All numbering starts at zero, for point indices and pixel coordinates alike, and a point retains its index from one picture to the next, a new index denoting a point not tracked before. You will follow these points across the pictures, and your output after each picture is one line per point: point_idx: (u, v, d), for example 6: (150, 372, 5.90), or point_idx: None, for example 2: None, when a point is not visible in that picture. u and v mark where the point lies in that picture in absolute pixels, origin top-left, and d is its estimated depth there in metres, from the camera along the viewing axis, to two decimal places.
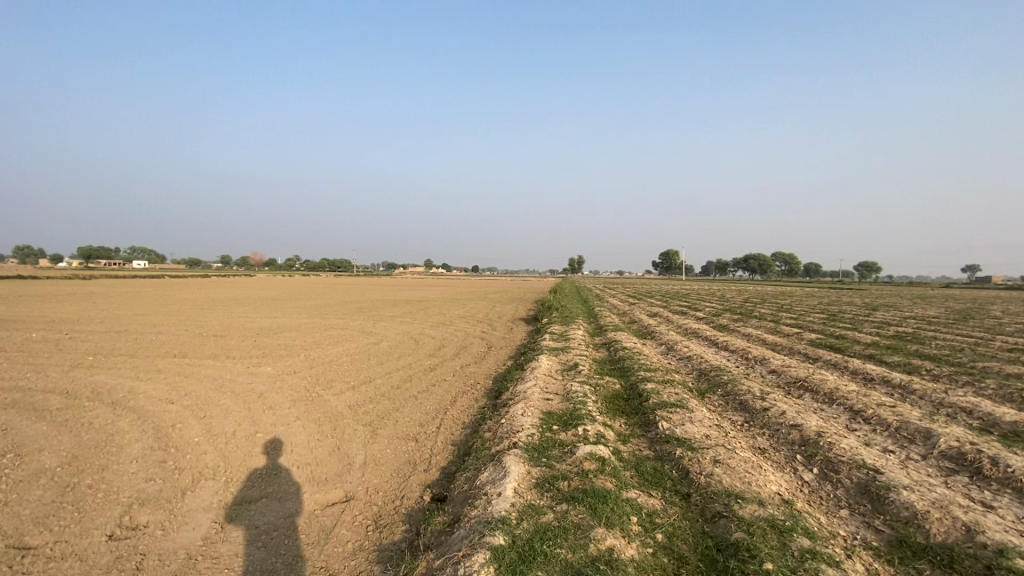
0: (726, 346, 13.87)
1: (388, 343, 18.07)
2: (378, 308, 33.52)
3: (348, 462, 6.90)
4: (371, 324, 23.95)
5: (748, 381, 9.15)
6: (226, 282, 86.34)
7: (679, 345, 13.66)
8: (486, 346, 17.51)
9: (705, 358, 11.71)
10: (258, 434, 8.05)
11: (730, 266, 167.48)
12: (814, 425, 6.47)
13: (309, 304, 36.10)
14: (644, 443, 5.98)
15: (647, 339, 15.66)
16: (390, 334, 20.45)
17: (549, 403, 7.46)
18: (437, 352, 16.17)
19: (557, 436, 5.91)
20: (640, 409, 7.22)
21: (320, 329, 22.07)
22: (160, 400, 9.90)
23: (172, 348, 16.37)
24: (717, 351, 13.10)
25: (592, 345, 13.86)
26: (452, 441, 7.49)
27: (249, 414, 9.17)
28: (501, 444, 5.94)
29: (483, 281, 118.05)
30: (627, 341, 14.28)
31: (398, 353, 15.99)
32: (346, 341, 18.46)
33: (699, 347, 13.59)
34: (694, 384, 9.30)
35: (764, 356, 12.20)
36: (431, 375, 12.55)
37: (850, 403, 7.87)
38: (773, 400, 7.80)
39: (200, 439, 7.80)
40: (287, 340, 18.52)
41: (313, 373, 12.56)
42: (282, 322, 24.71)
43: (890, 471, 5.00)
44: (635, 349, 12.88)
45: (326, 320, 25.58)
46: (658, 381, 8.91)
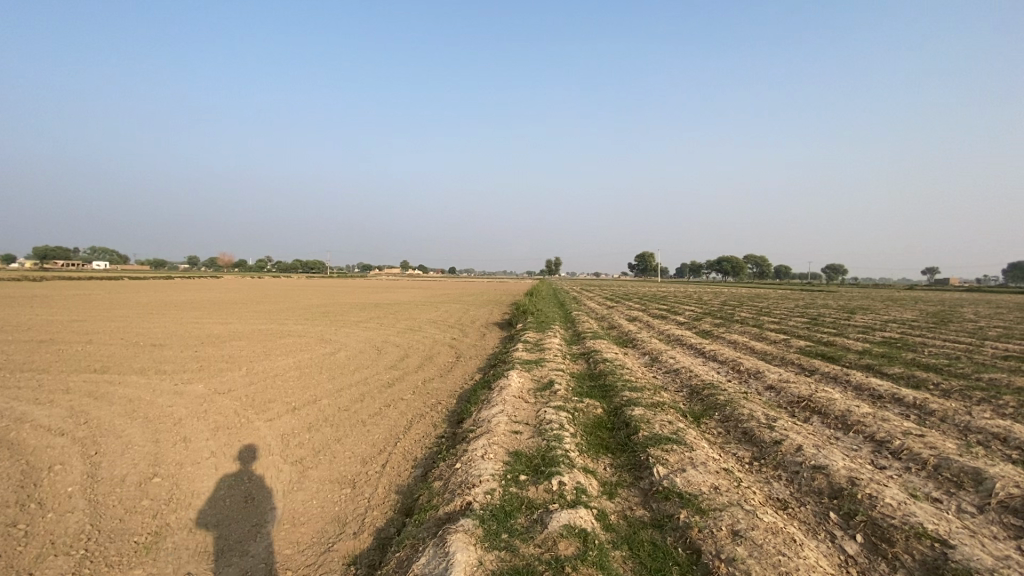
0: (714, 357, 12.70)
1: (346, 353, 16.44)
2: (343, 313, 31.62)
3: (260, 519, 5.43)
4: (332, 331, 22.19)
5: (748, 403, 7.92)
6: (188, 284, 82.31)
7: (663, 356, 12.43)
8: (453, 355, 16.06)
9: (694, 372, 10.49)
10: (154, 479, 6.46)
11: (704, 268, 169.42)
12: (841, 466, 5.24)
13: (270, 308, 33.98)
14: (636, 498, 4.65)
15: (628, 348, 14.41)
16: (350, 342, 18.82)
17: (517, 438, 6.07)
18: (398, 363, 14.65)
19: (524, 494, 4.53)
20: (628, 445, 5.88)
21: (274, 337, 20.24)
22: (48, 432, 8.17)
23: (96, 361, 14.43)
24: (704, 362, 11.93)
25: (569, 356, 12.54)
26: (396, 488, 6.03)
27: (155, 448, 7.54)
28: (451, 506, 4.52)
29: (459, 283, 116.39)
30: (606, 351, 12.98)
31: (355, 364, 14.43)
32: (300, 351, 16.76)
33: (685, 358, 12.39)
34: (686, 406, 8.03)
35: (757, 368, 11.06)
36: (387, 392, 11.05)
37: (869, 430, 6.70)
38: (782, 428, 6.59)
39: (76, 488, 6.18)
40: (232, 351, 16.71)
41: (250, 392, 10.93)
42: (235, 329, 22.75)
43: (961, 543, 3.76)
44: (616, 361, 11.60)
45: (283, 327, 23.69)
46: (646, 404, 7.60)
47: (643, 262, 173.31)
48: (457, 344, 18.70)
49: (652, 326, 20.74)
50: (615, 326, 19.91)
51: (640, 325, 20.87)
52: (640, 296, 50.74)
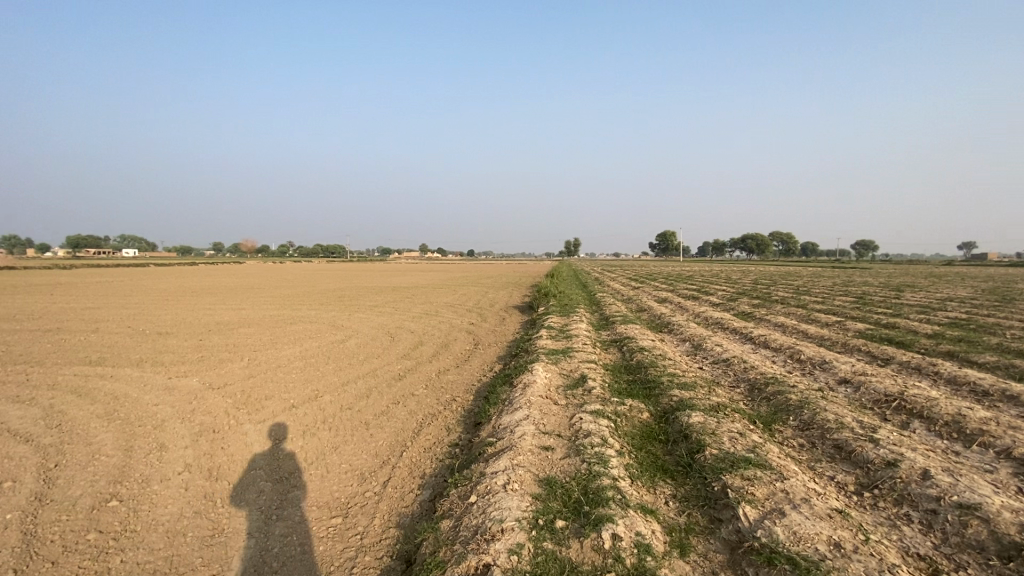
0: (765, 343, 11.17)
1: (357, 340, 15.33)
2: (359, 297, 30.66)
3: (225, 565, 4.28)
4: (345, 316, 21.19)
5: (828, 403, 6.47)
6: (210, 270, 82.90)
7: (708, 343, 10.92)
8: (471, 342, 14.82)
9: (748, 362, 9.03)
10: (112, 501, 5.37)
11: (729, 247, 165.08)
12: (997, 507, 3.82)
13: (285, 293, 33.22)
14: (722, 557, 3.33)
15: (664, 333, 12.94)
16: (363, 328, 17.74)
17: (548, 456, 4.77)
18: (411, 351, 13.46)
19: (566, 555, 3.23)
20: (694, 468, 4.53)
21: (285, 324, 19.30)
22: (12, 437, 7.18)
23: (93, 352, 13.58)
24: (756, 350, 10.42)
25: (600, 344, 11.13)
26: (397, 520, 4.80)
27: (124, 458, 6.48)
28: (463, 567, 3.25)
29: (478, 265, 115.25)
30: (641, 338, 11.55)
31: (365, 353, 13.30)
32: (309, 339, 15.70)
33: (733, 345, 10.91)
34: (751, 407, 6.62)
35: (821, 356, 9.54)
36: (397, 387, 9.87)
37: (1000, 446, 5.22)
38: (887, 442, 5.14)
39: (16, 515, 5.11)
40: (239, 340, 15.76)
41: (247, 388, 9.86)
42: (246, 315, 21.90)
43: None
44: (655, 349, 10.18)
45: (296, 312, 22.79)
46: (704, 406, 6.21)
47: (665, 241, 169.46)
48: (475, 330, 17.44)
49: (685, 308, 19.13)
50: (645, 308, 18.39)
51: (672, 307, 19.29)
52: (665, 276, 48.70)
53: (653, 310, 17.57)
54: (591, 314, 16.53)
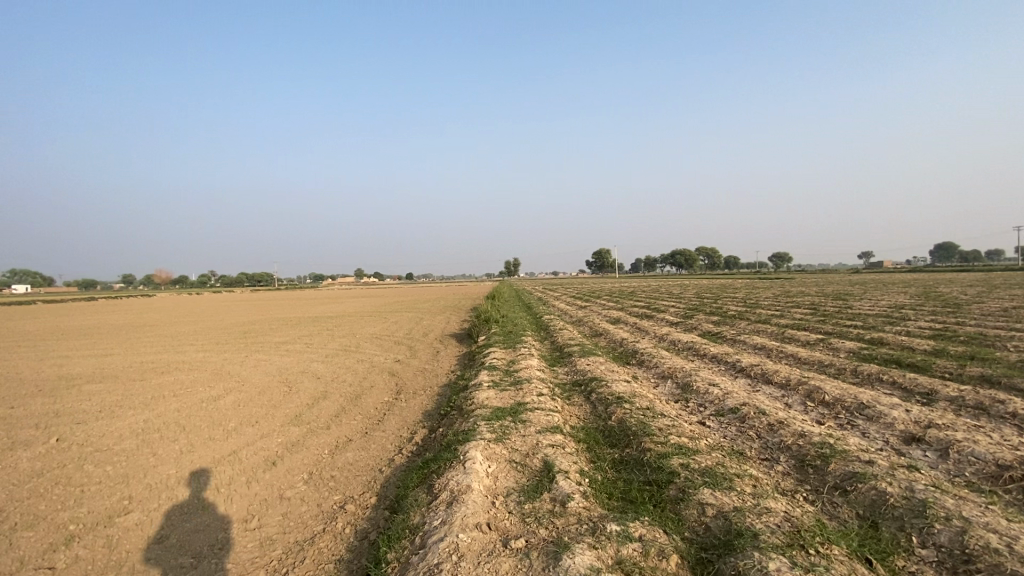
0: (763, 377, 8.81)
1: (237, 396, 11.58)
2: (267, 332, 26.26)
3: None
4: (240, 360, 17.18)
5: (955, 502, 3.90)
6: (108, 305, 73.29)
7: (698, 381, 8.32)
8: (390, 391, 11.53)
9: (767, 412, 6.49)
10: None
11: (661, 263, 170.57)
12: None
13: (180, 331, 28.09)
14: None
15: (635, 368, 10.28)
16: (254, 376, 13.94)
17: None
18: (305, 411, 9.97)
19: None
20: None
21: (154, 374, 15.07)
22: None
23: None
24: (759, 389, 7.99)
25: (559, 391, 8.25)
26: None
27: None
28: None
29: (415, 289, 110.60)
30: (611, 378, 8.79)
31: (239, 418, 9.69)
32: (170, 398, 11.77)
33: (727, 381, 8.43)
34: (835, 519, 3.94)
35: (849, 395, 7.20)
36: (261, 486, 6.47)
37: None
38: None
39: None
40: (67, 404, 11.56)
41: (10, 505, 6.15)
42: (107, 365, 17.27)
43: None
44: (636, 395, 7.46)
45: (178, 357, 18.41)
46: (777, 536, 3.42)
47: (602, 258, 171.67)
48: (399, 371, 14.12)
49: (644, 328, 16.75)
50: (602, 332, 15.80)
51: (629, 329, 16.83)
52: (609, 294, 47.04)
53: (609, 335, 14.99)
54: (540, 344, 13.68)
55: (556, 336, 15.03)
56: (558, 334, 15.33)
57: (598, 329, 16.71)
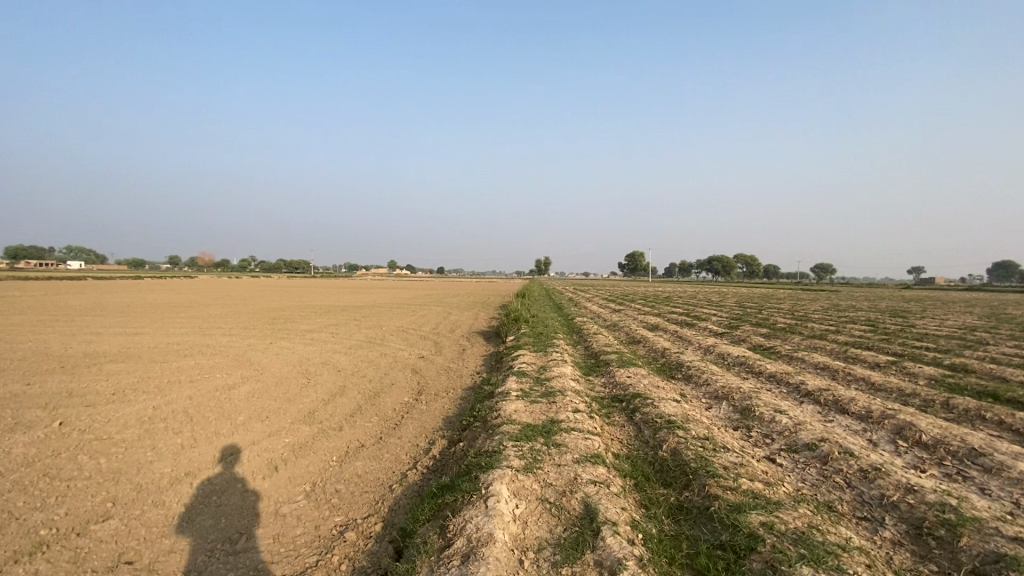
0: (835, 405, 7.60)
1: (252, 387, 11.04)
2: (295, 319, 26.04)
3: None
4: (263, 347, 16.81)
5: None
6: (151, 284, 75.70)
7: (760, 406, 7.20)
8: (410, 391, 10.76)
9: (854, 453, 5.35)
10: None
11: (697, 269, 166.29)
12: None
13: (211, 314, 28.24)
14: None
15: (681, 383, 9.18)
16: (273, 365, 13.43)
17: None
18: (318, 408, 9.29)
19: None
20: None
21: (176, 357, 14.80)
22: None
23: None
24: (833, 420, 6.81)
25: (598, 406, 7.26)
26: None
27: None
28: None
29: (445, 283, 110.74)
30: (656, 394, 7.74)
31: (249, 411, 9.09)
32: (185, 384, 11.32)
33: (793, 408, 7.26)
34: None
35: (951, 436, 5.97)
36: (257, 496, 5.76)
37: None
38: None
39: None
40: (84, 384, 11.26)
41: None
42: (134, 344, 17.18)
43: None
44: (689, 419, 6.41)
45: (203, 340, 18.21)
46: None
47: (635, 261, 168.28)
48: (422, 369, 13.36)
49: (686, 338, 15.48)
50: (640, 340, 14.64)
51: (669, 337, 15.60)
52: (643, 298, 45.47)
53: (649, 344, 13.84)
54: (574, 349, 12.65)
55: (591, 341, 13.95)
56: (593, 339, 14.26)
57: (636, 336, 15.56)
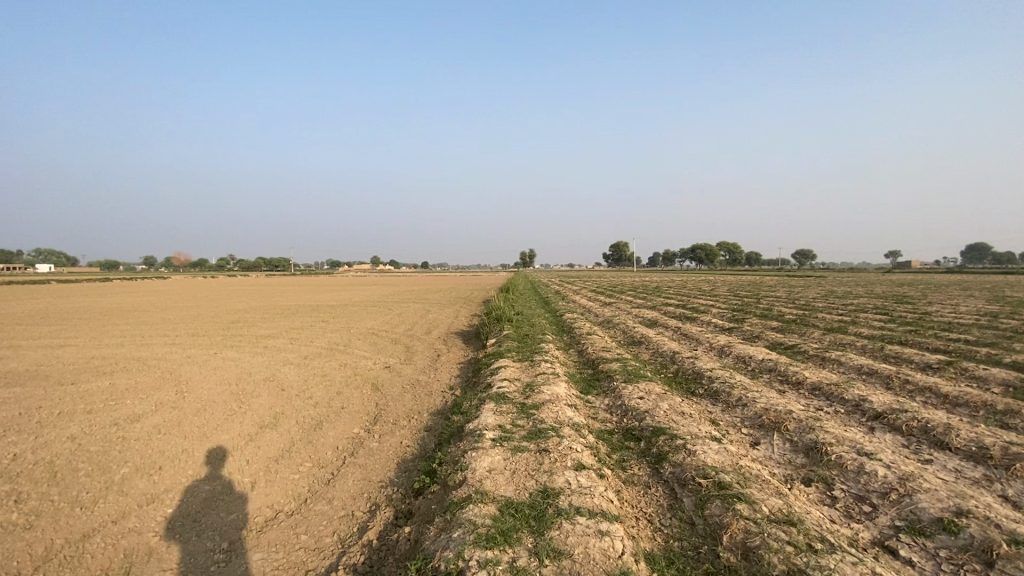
0: (925, 436, 5.61)
1: (162, 418, 8.71)
2: (255, 323, 23.52)
3: None
4: (204, 359, 14.39)
5: None
6: (116, 286, 71.64)
7: (832, 444, 5.14)
8: (362, 419, 8.51)
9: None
10: None
11: (681, 258, 165.78)
12: None
13: (162, 319, 25.53)
14: None
15: (706, 402, 7.11)
16: (204, 385, 11.09)
17: None
18: (234, 454, 7.04)
19: None
20: None
21: (91, 376, 12.33)
22: None
23: None
24: (940, 465, 4.81)
25: (607, 452, 5.16)
26: None
27: None
28: None
29: (428, 278, 108.03)
30: (684, 428, 5.65)
31: (139, 459, 6.82)
32: (79, 415, 8.95)
33: (875, 444, 5.26)
34: None
35: None
36: None
37: None
38: None
39: None
40: None
41: None
42: (50, 359, 14.59)
43: None
44: (745, 477, 4.36)
45: (136, 352, 15.69)
46: None
47: (620, 251, 167.09)
48: (383, 383, 11.12)
49: (693, 335, 13.42)
50: (641, 340, 12.57)
51: (675, 336, 13.52)
52: (633, 288, 43.61)
53: (653, 345, 11.76)
54: (567, 357, 10.49)
55: (585, 345, 11.80)
56: (587, 342, 12.13)
57: (636, 335, 13.47)
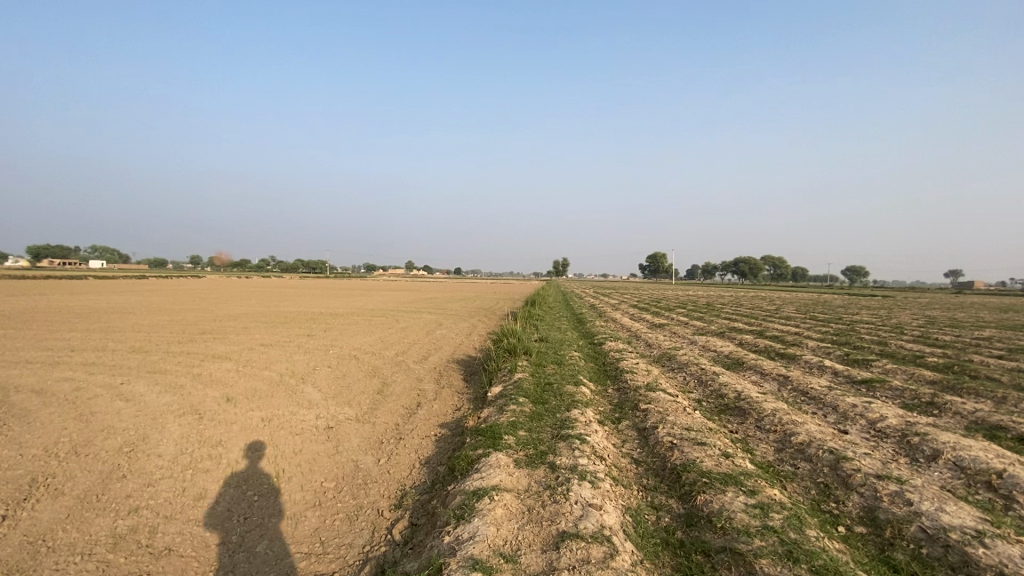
0: None
1: None
2: (226, 335, 19.46)
3: None
4: (91, 395, 10.15)
5: None
6: (144, 283, 70.54)
7: None
8: None
9: None
10: None
11: (723, 272, 157.03)
12: None
13: (129, 326, 21.87)
14: None
15: None
16: (8, 460, 6.70)
17: None
18: None
19: None
20: None
21: None
22: None
23: None
24: None
25: None
26: None
27: None
28: None
29: (456, 284, 104.47)
30: None
31: None
32: None
33: None
34: None
35: None
36: None
37: None
38: None
39: None
40: None
41: None
42: None
43: None
44: None
45: (23, 378, 11.63)
46: None
47: (658, 262, 159.85)
48: (291, 476, 6.39)
49: (828, 400, 8.02)
50: (746, 413, 7.30)
51: (794, 399, 8.17)
52: (681, 305, 37.87)
53: (775, 429, 6.53)
54: (625, 458, 5.40)
55: (652, 419, 6.64)
56: (653, 412, 6.96)
57: (728, 396, 8.21)
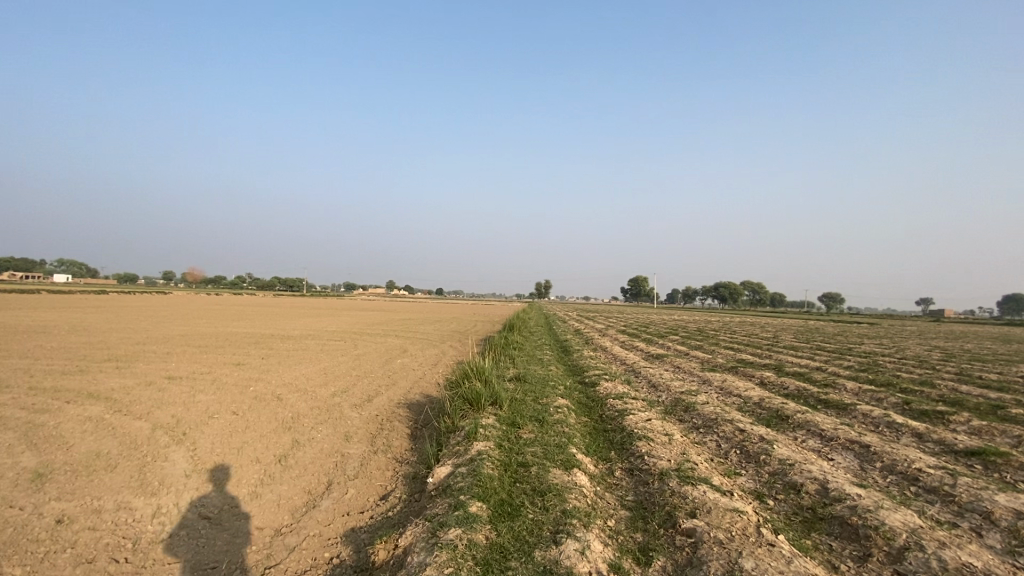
0: None
1: None
2: (132, 364, 15.83)
3: None
4: None
5: None
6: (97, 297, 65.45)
7: None
8: None
9: None
10: None
11: (705, 297, 156.45)
12: None
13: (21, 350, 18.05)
14: None
15: None
16: None
17: None
18: None
19: None
20: None
21: None
22: None
23: None
24: None
25: None
26: None
27: None
28: None
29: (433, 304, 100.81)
30: None
31: None
32: None
33: None
34: None
35: None
36: None
37: None
38: None
39: None
40: None
41: None
42: None
43: None
44: None
45: None
46: None
47: (639, 286, 158.87)
48: None
49: (968, 504, 4.97)
50: (860, 536, 4.20)
51: (910, 498, 5.11)
52: (672, 331, 35.11)
53: None
54: None
55: (715, 571, 3.47)
56: (710, 547, 3.80)
57: (809, 494, 5.10)
